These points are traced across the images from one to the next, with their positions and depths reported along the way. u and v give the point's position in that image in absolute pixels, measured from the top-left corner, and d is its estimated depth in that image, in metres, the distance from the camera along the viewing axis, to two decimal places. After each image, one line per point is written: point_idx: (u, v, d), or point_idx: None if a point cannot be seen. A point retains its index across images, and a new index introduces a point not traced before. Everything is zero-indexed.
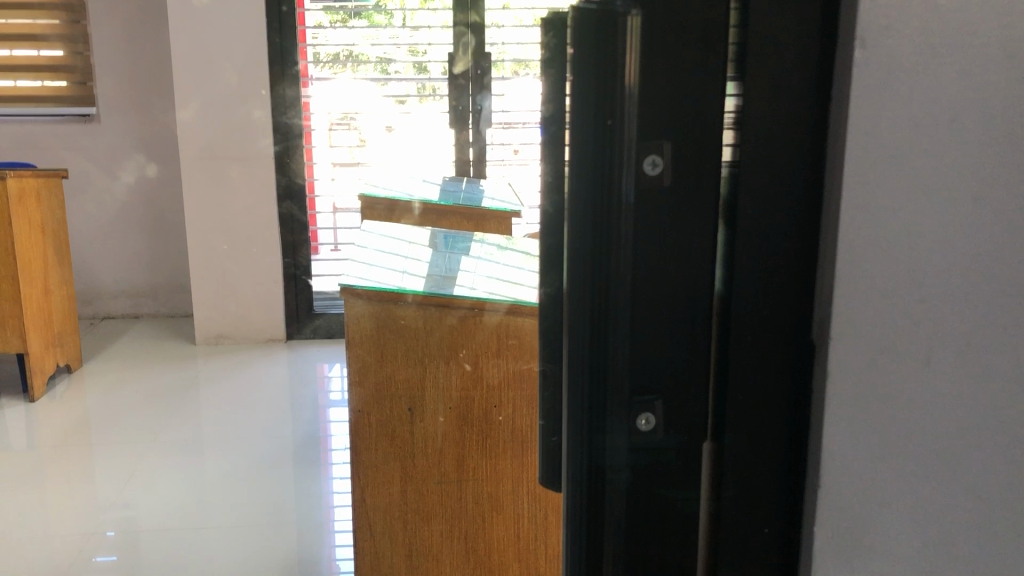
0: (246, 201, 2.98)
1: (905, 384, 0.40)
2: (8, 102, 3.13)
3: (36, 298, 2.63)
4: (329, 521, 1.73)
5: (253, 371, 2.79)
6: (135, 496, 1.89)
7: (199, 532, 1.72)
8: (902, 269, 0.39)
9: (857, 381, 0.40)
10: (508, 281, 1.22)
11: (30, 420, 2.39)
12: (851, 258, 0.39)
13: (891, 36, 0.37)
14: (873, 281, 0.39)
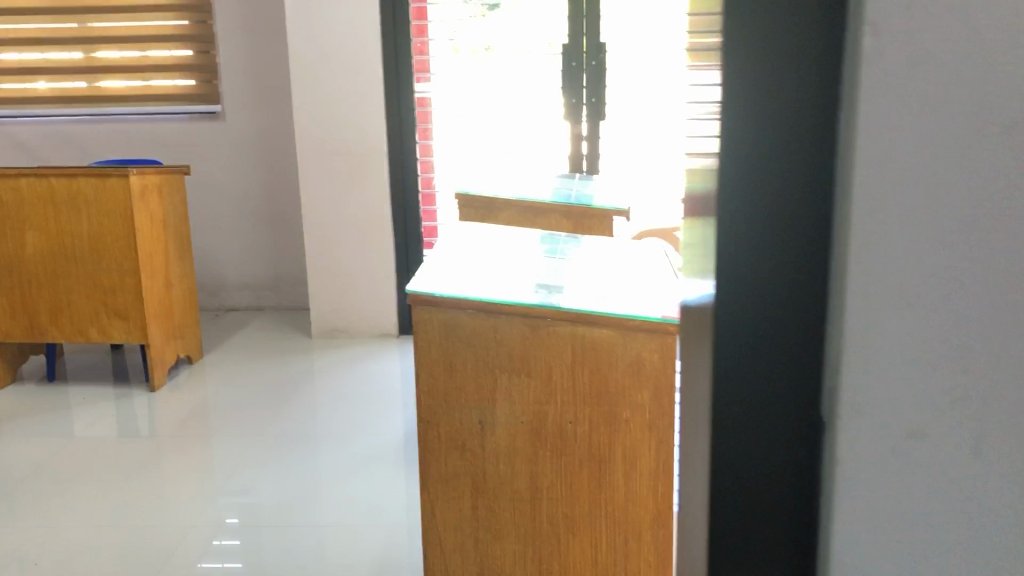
0: (360, 202, 3.21)
1: (930, 464, 0.35)
2: (140, 99, 3.41)
3: (156, 294, 2.79)
4: (404, 537, 2.01)
5: (372, 367, 3.10)
6: (253, 483, 2.32)
7: (313, 534, 2.05)
8: (931, 327, 0.34)
9: (867, 468, 0.35)
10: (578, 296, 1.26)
11: (153, 408, 2.79)
12: (862, 324, 0.34)
13: (905, 18, 0.32)
14: (887, 353, 0.34)
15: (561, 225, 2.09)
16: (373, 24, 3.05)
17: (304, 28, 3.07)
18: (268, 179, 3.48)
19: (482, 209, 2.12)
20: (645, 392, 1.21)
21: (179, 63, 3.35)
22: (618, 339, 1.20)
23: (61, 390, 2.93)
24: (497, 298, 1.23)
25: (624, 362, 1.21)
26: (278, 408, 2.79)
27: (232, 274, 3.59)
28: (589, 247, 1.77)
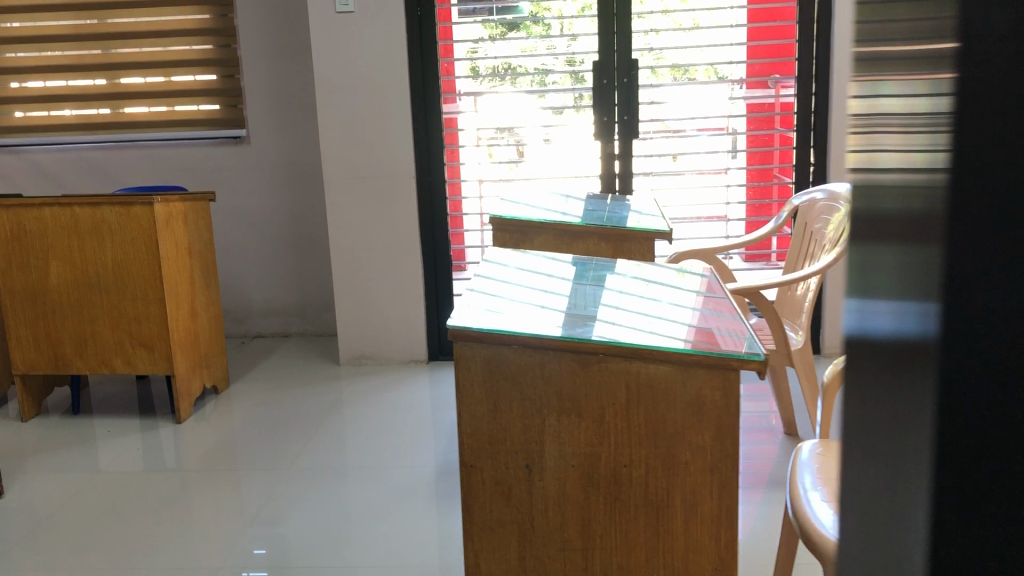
0: (387, 225, 3.14)
1: None
2: (163, 126, 3.36)
3: (182, 321, 2.73)
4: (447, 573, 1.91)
5: (401, 395, 3.02)
6: (281, 519, 2.22)
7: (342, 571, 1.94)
8: None
9: None
10: (630, 329, 1.18)
11: (179, 441, 2.72)
12: None
13: None
14: None
15: (600, 249, 1.99)
16: (400, 43, 3.00)
17: (329, 50, 3.02)
18: (294, 204, 3.43)
19: (517, 234, 2.03)
20: (705, 433, 1.13)
21: (203, 88, 3.30)
22: (677, 375, 1.12)
23: (86, 423, 2.87)
24: (545, 332, 1.13)
25: (682, 400, 1.13)
26: (306, 439, 2.71)
27: (258, 300, 3.54)
28: (625, 271, 1.69)
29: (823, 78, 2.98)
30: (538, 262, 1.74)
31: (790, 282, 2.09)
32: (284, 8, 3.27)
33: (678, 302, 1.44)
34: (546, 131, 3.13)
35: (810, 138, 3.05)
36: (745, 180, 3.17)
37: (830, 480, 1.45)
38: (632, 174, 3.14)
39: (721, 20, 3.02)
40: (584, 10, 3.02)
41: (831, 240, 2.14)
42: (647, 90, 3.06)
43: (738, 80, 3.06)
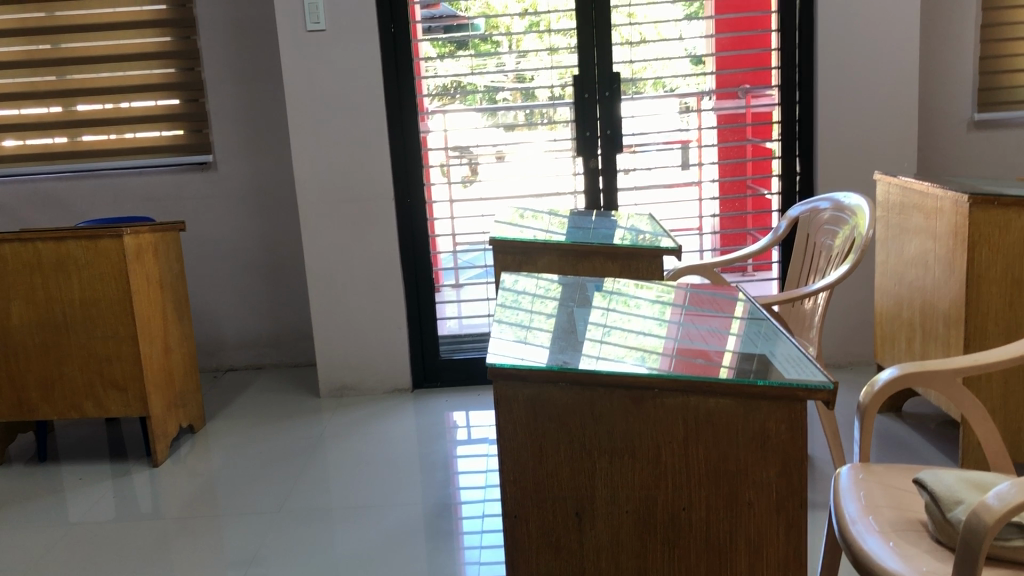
0: (366, 249, 3.04)
1: None
2: (123, 153, 3.20)
3: (156, 358, 2.58)
4: None
5: (387, 426, 2.90)
6: (268, 563, 2.08)
7: None
8: None
9: None
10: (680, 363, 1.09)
11: (155, 485, 2.56)
12: None
13: None
14: None
15: (607, 268, 1.90)
16: (372, 62, 2.91)
17: (300, 70, 2.91)
18: (265, 232, 3.30)
19: (519, 255, 1.95)
20: (771, 468, 1.04)
21: (165, 113, 3.16)
22: (739, 409, 1.03)
23: (55, 470, 2.70)
24: (596, 367, 1.05)
25: (746, 435, 1.03)
26: (291, 478, 2.58)
27: (230, 333, 3.39)
28: (630, 291, 1.60)
29: (806, 86, 2.96)
30: (544, 286, 1.64)
31: (795, 299, 2.00)
32: (249, 28, 3.15)
33: (705, 322, 1.37)
34: (498, 150, 3.04)
35: (795, 147, 3.01)
36: (718, 193, 3.08)
37: (875, 508, 1.36)
38: (616, 190, 3.07)
39: (668, 34, 2.95)
40: (532, 26, 2.95)
41: (837, 254, 2.09)
42: (626, 103, 2.99)
43: (687, 94, 2.99)
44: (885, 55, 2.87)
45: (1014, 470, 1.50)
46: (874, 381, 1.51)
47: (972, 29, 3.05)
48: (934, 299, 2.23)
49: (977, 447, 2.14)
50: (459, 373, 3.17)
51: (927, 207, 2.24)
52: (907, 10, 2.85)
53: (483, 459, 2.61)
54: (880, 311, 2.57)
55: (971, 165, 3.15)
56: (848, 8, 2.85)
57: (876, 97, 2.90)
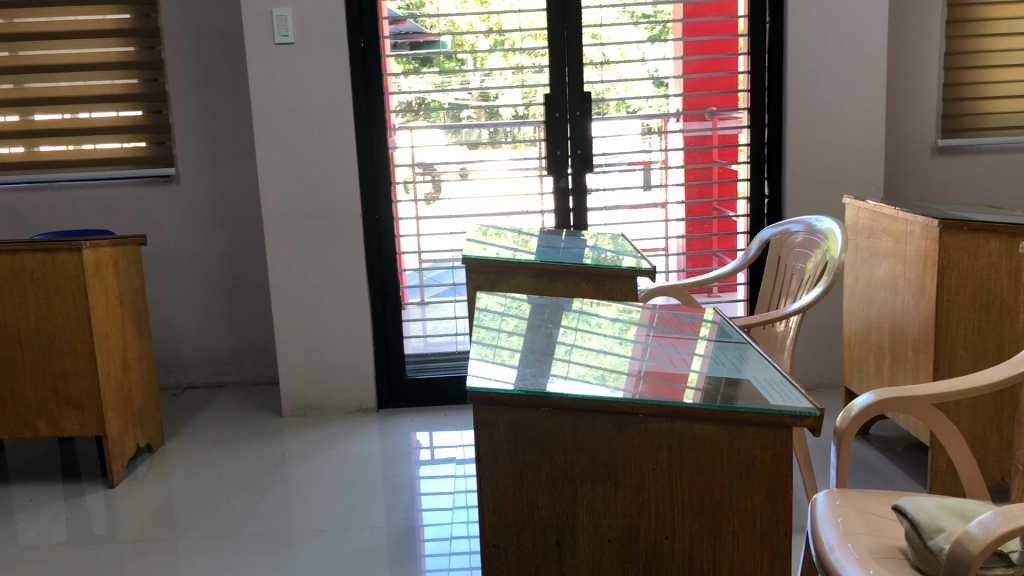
0: (332, 266, 2.99)
1: None
2: (83, 164, 3.12)
3: (114, 376, 2.51)
4: None
5: (351, 447, 2.84)
6: None
7: None
8: None
9: None
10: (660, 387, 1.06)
11: (110, 508, 2.48)
12: None
13: None
14: None
15: (581, 288, 1.87)
16: (340, 76, 2.87)
17: (267, 84, 2.87)
18: (228, 247, 3.24)
19: (492, 274, 1.91)
20: (756, 496, 1.01)
21: (127, 124, 3.09)
22: (724, 435, 1.00)
23: (5, 492, 2.61)
24: (580, 392, 1.02)
25: (730, 462, 1.01)
26: (253, 500, 2.51)
27: (190, 350, 3.32)
28: (601, 311, 1.57)
29: (775, 109, 2.98)
30: (517, 304, 1.61)
31: (767, 322, 1.98)
32: (216, 40, 3.10)
33: (677, 343, 1.34)
34: (460, 168, 3.01)
35: (764, 170, 3.03)
36: (684, 214, 3.08)
37: (853, 535, 1.34)
38: (585, 210, 3.05)
39: (630, 55, 2.95)
40: (497, 45, 2.94)
41: (809, 278, 2.08)
42: (597, 123, 2.98)
43: (649, 116, 2.99)
44: (852, 80, 2.90)
45: (989, 496, 1.51)
46: (851, 406, 1.49)
47: (936, 58, 3.10)
48: (904, 323, 2.24)
49: (946, 471, 2.14)
50: (426, 392, 3.12)
51: (897, 231, 2.25)
52: (874, 37, 2.88)
53: (450, 481, 2.57)
54: (849, 333, 2.59)
55: (934, 191, 3.19)
56: (816, 33, 2.87)
57: (843, 122, 2.93)
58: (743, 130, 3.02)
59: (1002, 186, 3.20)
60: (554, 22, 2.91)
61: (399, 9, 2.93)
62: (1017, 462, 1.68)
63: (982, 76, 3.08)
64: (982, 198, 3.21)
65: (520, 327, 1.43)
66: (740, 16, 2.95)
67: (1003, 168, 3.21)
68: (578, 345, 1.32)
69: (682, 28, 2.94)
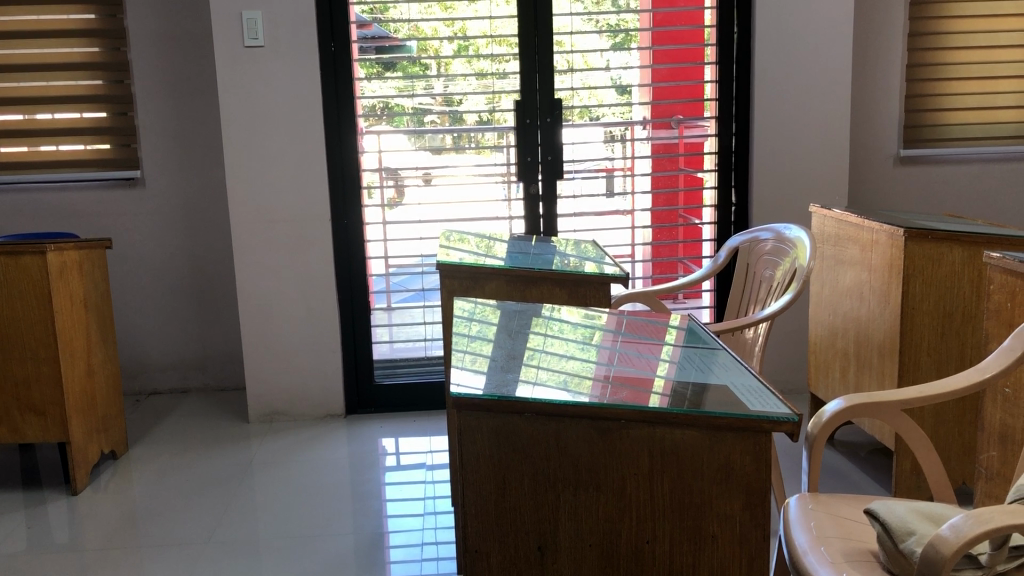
0: (301, 271, 2.97)
1: None
2: (45, 166, 3.07)
3: (78, 382, 2.47)
4: None
5: (319, 453, 2.82)
6: None
7: None
8: None
9: None
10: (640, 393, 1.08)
11: (73, 516, 2.43)
12: None
13: None
14: None
15: (554, 294, 1.88)
16: (308, 81, 2.86)
17: (235, 87, 2.85)
18: (194, 251, 3.20)
19: (466, 280, 1.92)
20: (735, 501, 1.02)
21: (91, 126, 3.04)
22: (704, 441, 1.01)
23: None
24: (564, 398, 1.03)
25: (711, 467, 1.02)
26: (221, 507, 2.48)
27: (154, 355, 3.28)
28: (574, 316, 1.58)
29: (742, 118, 3.01)
30: (492, 309, 1.62)
31: (736, 329, 2.00)
32: (183, 43, 3.08)
33: (647, 349, 1.35)
34: (424, 173, 3.01)
35: (731, 179, 3.07)
36: (650, 222, 3.09)
37: (825, 538, 1.36)
38: (555, 215, 3.06)
39: (594, 63, 2.97)
40: (461, 50, 2.94)
41: (778, 285, 2.11)
42: (566, 130, 2.99)
43: (612, 123, 3.01)
44: (818, 91, 2.95)
45: (955, 499, 1.54)
46: (821, 411, 1.52)
47: (898, 70, 3.16)
48: (869, 329, 2.27)
49: (910, 475, 2.18)
50: (394, 398, 3.12)
51: (863, 240, 2.29)
52: (839, 48, 2.93)
53: (420, 487, 2.56)
54: (814, 339, 2.63)
55: (895, 200, 3.26)
56: (783, 44, 2.92)
57: (809, 131, 2.97)
58: (709, 138, 3.05)
59: (961, 196, 3.27)
60: (523, 28, 2.92)
61: (365, 13, 2.92)
62: (980, 465, 1.72)
63: (943, 88, 3.15)
64: (942, 208, 3.28)
65: (492, 333, 1.43)
66: (706, 25, 2.97)
67: (962, 179, 3.28)
68: (551, 350, 1.33)
69: (650, 37, 2.97)
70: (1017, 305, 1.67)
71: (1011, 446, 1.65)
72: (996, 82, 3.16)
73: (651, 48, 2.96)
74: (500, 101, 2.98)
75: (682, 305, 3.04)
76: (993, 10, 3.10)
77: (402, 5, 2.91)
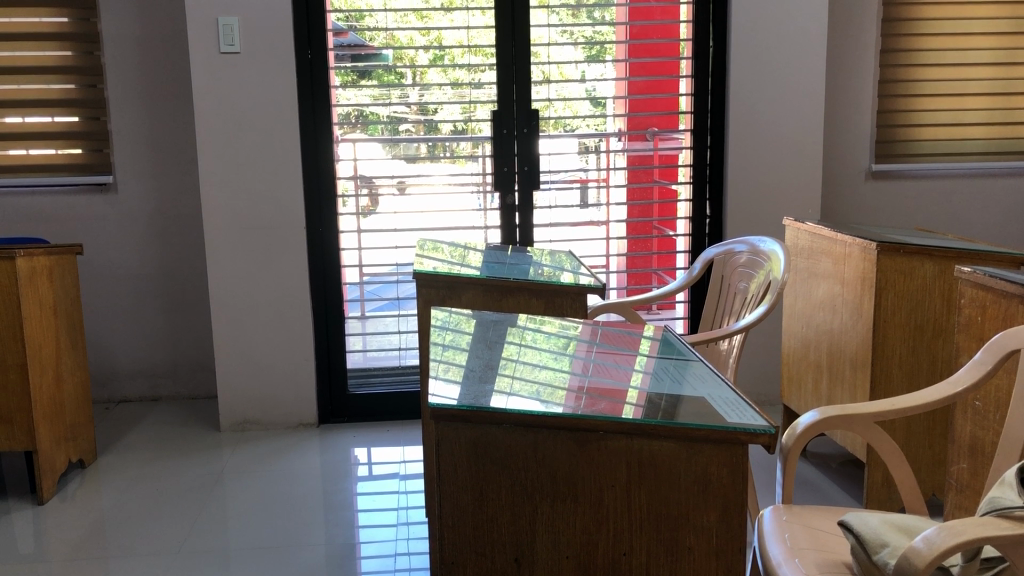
0: (274, 279, 2.95)
1: None
2: (15, 171, 3.03)
3: (46, 389, 2.43)
4: None
5: (291, 463, 2.79)
6: None
7: None
8: None
9: None
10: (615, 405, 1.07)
11: (39, 526, 2.39)
12: None
13: None
14: None
15: (531, 305, 1.88)
16: (284, 88, 2.85)
17: (210, 93, 2.83)
18: (166, 257, 3.17)
19: (443, 290, 1.92)
20: (712, 512, 1.02)
21: (63, 130, 3.01)
22: (681, 452, 1.01)
23: None
24: (541, 409, 1.03)
25: (688, 479, 1.02)
26: (190, 517, 2.45)
27: (124, 362, 3.24)
28: (552, 327, 1.58)
29: (717, 131, 3.04)
30: (469, 318, 1.61)
31: (711, 341, 2.01)
32: (159, 48, 3.05)
33: (622, 360, 1.35)
34: (398, 182, 3.00)
35: (706, 191, 3.09)
36: (625, 232, 3.09)
37: (799, 550, 1.36)
38: (531, 226, 3.06)
39: (569, 74, 2.98)
40: (437, 60, 2.94)
41: (753, 297, 2.13)
42: (543, 140, 3.00)
43: (586, 135, 3.02)
44: (792, 105, 2.98)
45: (928, 510, 1.56)
46: (795, 423, 1.53)
47: (871, 86, 3.20)
48: (842, 342, 2.29)
49: (881, 486, 2.19)
50: (368, 407, 3.10)
51: (837, 253, 2.31)
52: (813, 63, 2.96)
53: (394, 497, 2.55)
54: (787, 352, 2.64)
55: (867, 214, 3.29)
56: (757, 58, 2.94)
57: (783, 145, 3.00)
58: (683, 150, 3.07)
59: (933, 210, 3.31)
60: (502, 39, 2.93)
61: (341, 21, 2.91)
62: (951, 477, 1.74)
63: (915, 104, 3.19)
64: (913, 222, 3.32)
65: (468, 343, 1.42)
66: (682, 39, 3.00)
67: (933, 193, 3.32)
68: (525, 360, 1.32)
69: (626, 50, 2.98)
70: (987, 319, 1.69)
71: (981, 458, 1.67)
72: (967, 99, 3.20)
73: (627, 61, 2.98)
74: (475, 111, 2.98)
75: (657, 316, 3.04)
76: (963, 29, 3.15)
77: (378, 13, 2.91)
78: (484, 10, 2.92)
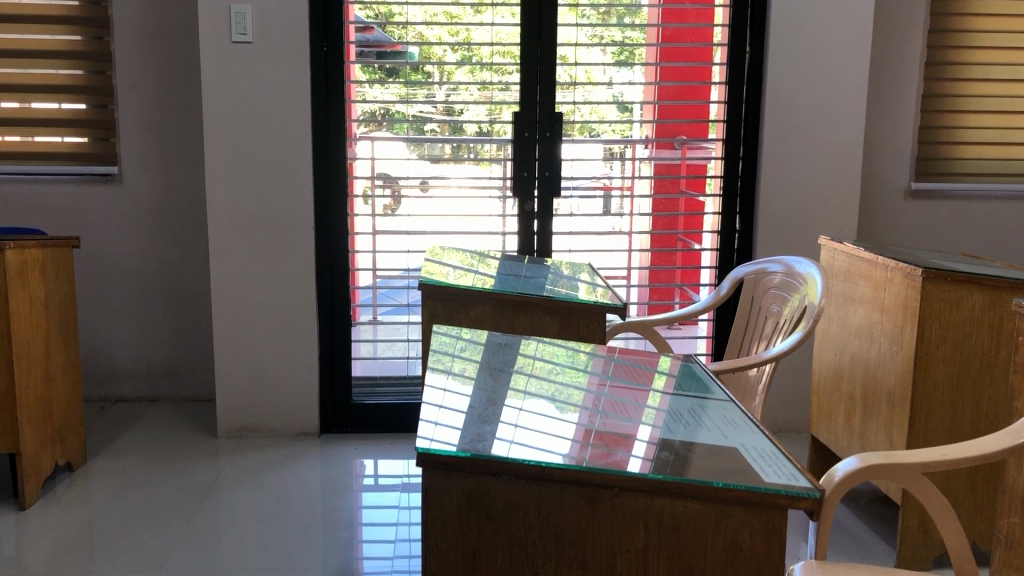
0: (279, 280, 2.82)
1: None
2: (16, 158, 2.92)
3: (33, 388, 2.32)
4: None
5: (288, 474, 2.66)
6: None
7: None
8: None
9: None
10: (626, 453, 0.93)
11: (19, 530, 2.27)
12: None
13: None
14: None
15: (544, 322, 1.74)
16: (297, 82, 2.72)
17: (220, 83, 2.70)
18: (169, 253, 3.05)
19: (450, 303, 1.77)
20: None
21: (67, 118, 2.90)
22: (708, 516, 0.86)
23: None
24: (544, 459, 0.88)
25: (715, 547, 0.87)
26: (177, 528, 2.32)
27: (123, 360, 3.12)
28: (565, 351, 1.43)
29: (750, 141, 2.88)
30: (477, 336, 1.47)
31: (737, 369, 1.85)
32: (169, 37, 2.93)
33: (641, 394, 1.21)
34: (421, 183, 2.86)
35: (736, 205, 2.93)
36: (648, 244, 2.95)
37: None
38: (552, 234, 2.91)
39: (597, 78, 2.83)
40: (464, 60, 2.81)
41: (786, 322, 1.97)
42: (567, 145, 2.86)
43: (612, 140, 2.87)
44: (830, 116, 2.82)
45: (979, 572, 1.40)
46: (833, 471, 1.37)
47: (914, 100, 3.03)
48: (878, 372, 2.13)
49: (916, 531, 2.04)
50: (372, 417, 2.97)
51: (876, 278, 2.15)
52: (854, 73, 2.80)
53: (394, 512, 2.40)
54: (818, 379, 2.48)
55: (905, 234, 3.12)
56: (796, 66, 2.78)
57: (819, 158, 2.84)
58: (713, 160, 2.91)
59: (975, 232, 3.14)
60: (527, 38, 2.79)
61: (366, 15, 2.78)
62: (1000, 531, 1.57)
63: (960, 120, 3.02)
64: (954, 244, 3.15)
65: (469, 367, 1.27)
66: (716, 44, 2.84)
67: (975, 215, 3.15)
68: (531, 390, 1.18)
69: (656, 53, 2.83)
70: None
71: None
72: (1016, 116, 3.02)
73: (657, 64, 2.83)
74: (501, 112, 2.85)
75: (678, 334, 2.92)
76: (1015, 42, 2.97)
77: (407, 9, 2.77)
78: (513, 9, 2.78)
